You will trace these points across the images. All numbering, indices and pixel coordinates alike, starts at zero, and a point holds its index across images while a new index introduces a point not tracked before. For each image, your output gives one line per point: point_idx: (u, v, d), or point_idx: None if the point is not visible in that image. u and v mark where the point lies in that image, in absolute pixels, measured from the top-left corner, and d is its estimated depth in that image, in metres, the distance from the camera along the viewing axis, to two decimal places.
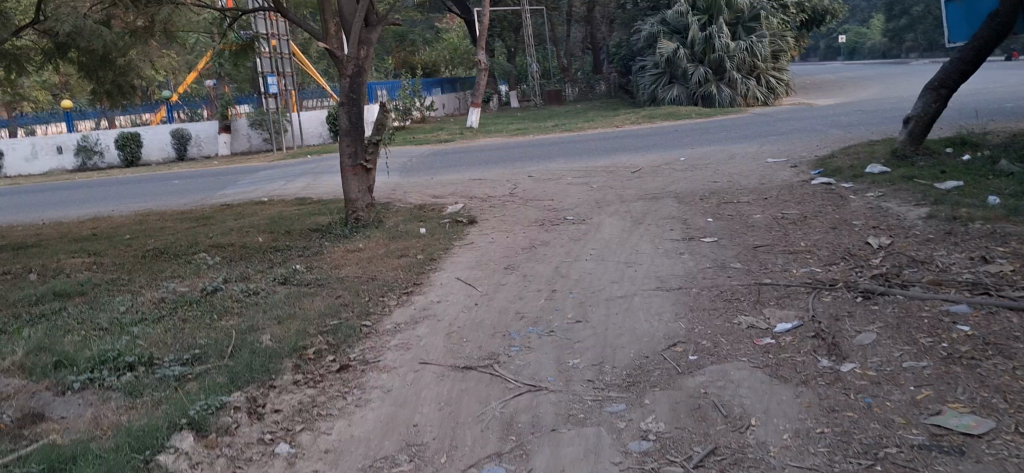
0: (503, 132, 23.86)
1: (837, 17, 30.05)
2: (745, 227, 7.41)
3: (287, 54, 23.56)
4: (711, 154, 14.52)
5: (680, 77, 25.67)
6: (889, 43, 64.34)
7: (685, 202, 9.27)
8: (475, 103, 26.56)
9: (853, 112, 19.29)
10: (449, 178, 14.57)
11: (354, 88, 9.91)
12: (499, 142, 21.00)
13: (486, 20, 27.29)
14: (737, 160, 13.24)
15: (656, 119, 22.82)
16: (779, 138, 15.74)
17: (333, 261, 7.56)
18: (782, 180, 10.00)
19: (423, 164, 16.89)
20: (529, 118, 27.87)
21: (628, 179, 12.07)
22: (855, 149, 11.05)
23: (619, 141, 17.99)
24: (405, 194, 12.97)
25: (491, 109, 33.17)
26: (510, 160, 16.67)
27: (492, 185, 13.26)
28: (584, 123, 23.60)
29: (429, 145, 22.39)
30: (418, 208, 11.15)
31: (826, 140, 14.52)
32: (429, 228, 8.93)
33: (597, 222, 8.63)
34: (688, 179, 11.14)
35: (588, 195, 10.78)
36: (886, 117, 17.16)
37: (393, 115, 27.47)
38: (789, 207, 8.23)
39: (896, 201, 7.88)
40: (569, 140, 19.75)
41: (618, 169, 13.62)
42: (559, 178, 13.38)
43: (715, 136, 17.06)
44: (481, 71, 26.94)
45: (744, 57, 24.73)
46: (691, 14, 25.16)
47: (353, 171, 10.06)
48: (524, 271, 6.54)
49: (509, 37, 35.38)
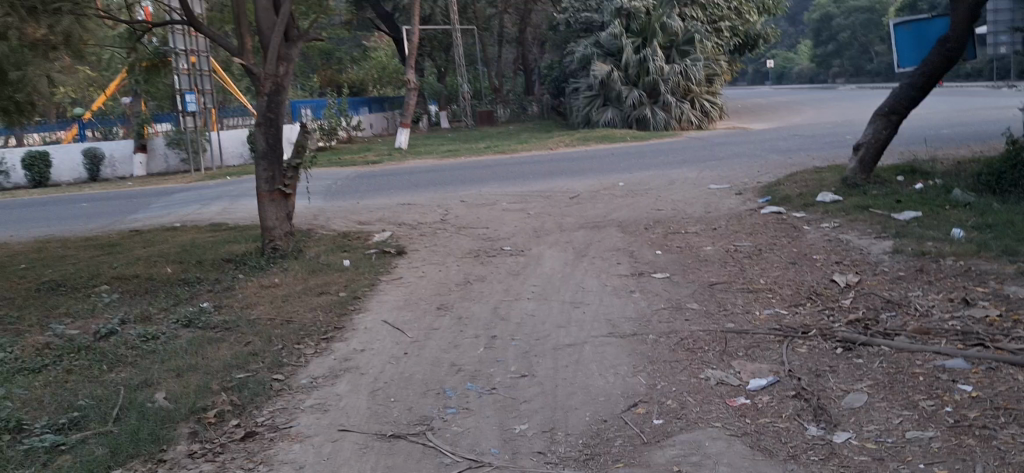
0: (435, 154, 23.20)
1: (768, 41, 30.12)
2: (697, 261, 6.86)
3: (206, 71, 22.77)
4: (649, 179, 14.09)
5: (614, 99, 25.38)
6: (816, 68, 65.47)
7: (629, 233, 8.70)
8: (405, 124, 25.85)
9: (789, 138, 19.06)
10: (376, 203, 13.85)
11: (272, 107, 9.24)
12: (430, 164, 20.33)
13: (416, 38, 26.64)
14: (676, 186, 12.84)
15: (590, 141, 22.40)
16: (718, 163, 15.37)
17: (244, 299, 6.78)
18: (728, 208, 9.52)
19: (349, 188, 16.11)
20: (460, 139, 27.27)
21: (565, 205, 11.50)
22: (800, 177, 10.65)
23: (555, 165, 17.45)
24: (329, 221, 12.20)
25: (421, 129, 32.56)
26: (441, 183, 16.02)
27: (421, 211, 12.57)
28: (517, 146, 23.07)
29: (356, 167, 21.61)
30: (342, 237, 10.41)
31: (766, 166, 14.20)
32: (354, 260, 8.23)
33: (536, 254, 8.01)
34: (629, 206, 10.59)
35: (525, 223, 10.19)
36: (824, 143, 16.93)
37: (319, 135, 26.62)
38: (740, 239, 7.73)
39: (853, 233, 7.44)
40: (502, 163, 19.13)
41: (554, 195, 13.06)
42: (493, 203, 12.81)
43: (652, 161, 16.62)
44: (411, 91, 26.25)
45: (678, 81, 24.51)
46: (624, 36, 24.93)
47: (268, 196, 9.35)
48: (457, 312, 5.87)
49: (441, 57, 34.79)
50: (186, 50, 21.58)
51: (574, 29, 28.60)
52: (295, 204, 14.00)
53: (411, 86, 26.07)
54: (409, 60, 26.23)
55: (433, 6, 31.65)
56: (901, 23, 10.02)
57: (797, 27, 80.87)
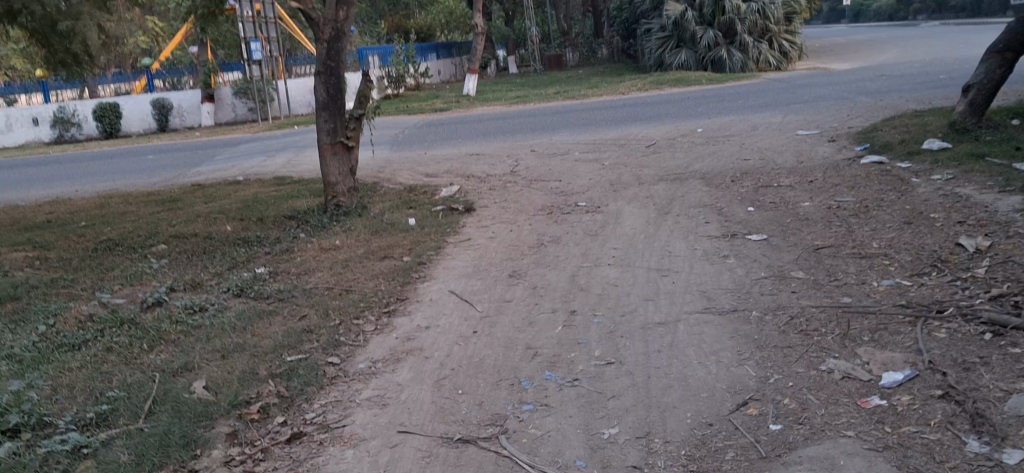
0: (503, 100, 22.53)
1: None
2: (797, 220, 6.15)
3: (271, 18, 22.26)
4: (731, 124, 13.25)
5: (688, 40, 24.14)
6: (896, 5, 62.91)
7: (716, 186, 8.00)
8: (471, 70, 25.15)
9: (878, 78, 17.92)
10: (443, 153, 13.32)
11: (332, 54, 8.65)
12: (498, 111, 19.70)
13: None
14: (761, 132, 12.01)
15: (664, 85, 21.45)
16: (803, 106, 14.44)
17: (302, 264, 6.30)
18: (825, 157, 8.72)
19: (415, 137, 15.60)
20: (528, 84, 26.49)
21: (644, 155, 10.79)
22: (902, 122, 9.77)
23: (628, 111, 16.66)
24: (395, 174, 11.67)
25: (488, 75, 31.89)
26: (510, 131, 15.38)
27: (489, 162, 11.98)
28: (587, 91, 22.27)
29: (423, 114, 21.09)
30: (406, 191, 9.88)
31: (858, 110, 13.24)
32: (419, 218, 7.69)
33: (615, 211, 7.37)
34: (713, 155, 9.85)
35: (600, 175, 9.53)
36: (919, 83, 15.82)
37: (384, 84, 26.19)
38: (843, 193, 6.98)
39: (973, 186, 6.64)
40: (573, 109, 18.39)
41: (630, 144, 12.34)
42: (565, 152, 12.15)
43: (731, 105, 15.72)
44: (478, 36, 25.50)
45: (756, 20, 23.35)
46: None
47: (331, 149, 8.79)
48: (532, 282, 5.29)
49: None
50: None
51: None
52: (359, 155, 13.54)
53: (478, 30, 25.31)
54: (475, 4, 25.46)
55: None
56: None
57: None
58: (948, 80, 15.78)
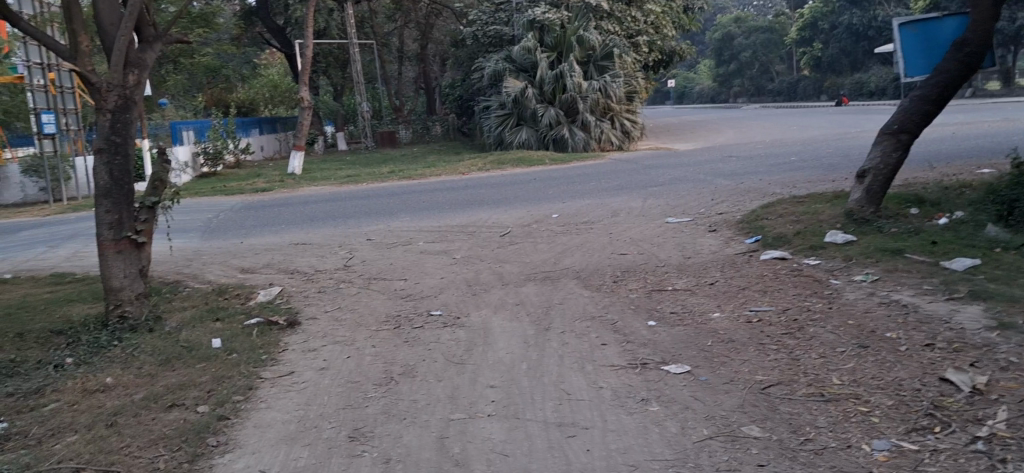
0: (332, 179, 20.84)
1: (683, 58, 29.15)
2: (720, 342, 4.82)
3: (67, 88, 19.91)
4: (589, 210, 12.15)
5: (528, 118, 23.27)
6: (716, 87, 65.83)
7: (596, 289, 6.64)
8: (298, 146, 23.33)
9: (728, 159, 17.42)
10: (265, 242, 11.58)
11: (117, 128, 6.91)
12: (328, 192, 18.02)
13: (310, 53, 24.10)
14: (624, 219, 10.92)
15: (505, 165, 20.37)
16: (660, 189, 13.49)
17: (48, 417, 4.42)
18: (714, 252, 7.55)
19: (232, 223, 13.73)
20: (360, 163, 24.92)
21: (499, 246, 9.39)
22: (786, 210, 8.79)
23: (473, 193, 15.34)
24: (204, 270, 9.79)
25: (316, 151, 30.28)
26: (342, 216, 13.70)
27: (318, 254, 10.32)
28: (424, 170, 20.89)
29: (243, 195, 19.13)
30: (214, 294, 8.05)
31: (720, 195, 12.44)
32: (227, 337, 5.95)
33: (481, 326, 5.89)
34: (583, 247, 8.54)
35: (452, 271, 8.07)
36: (772, 165, 15.32)
37: (201, 159, 24.33)
38: (757, 302, 5.73)
39: (909, 293, 5.56)
40: (413, 190, 16.92)
41: (480, 232, 10.97)
42: (407, 241, 10.67)
43: (584, 187, 14.67)
44: (305, 110, 23.75)
45: (597, 98, 22.76)
46: (539, 51, 23.15)
47: (113, 246, 6.91)
48: (386, 449, 3.71)
49: (337, 74, 32.43)
50: (41, 63, 18.89)
51: (482, 45, 26.69)
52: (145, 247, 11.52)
53: (305, 104, 23.57)
54: (302, 76, 23.74)
55: (329, 19, 29.25)
56: (906, 23, 8.28)
57: (699, 48, 81.74)
58: (800, 162, 15.37)
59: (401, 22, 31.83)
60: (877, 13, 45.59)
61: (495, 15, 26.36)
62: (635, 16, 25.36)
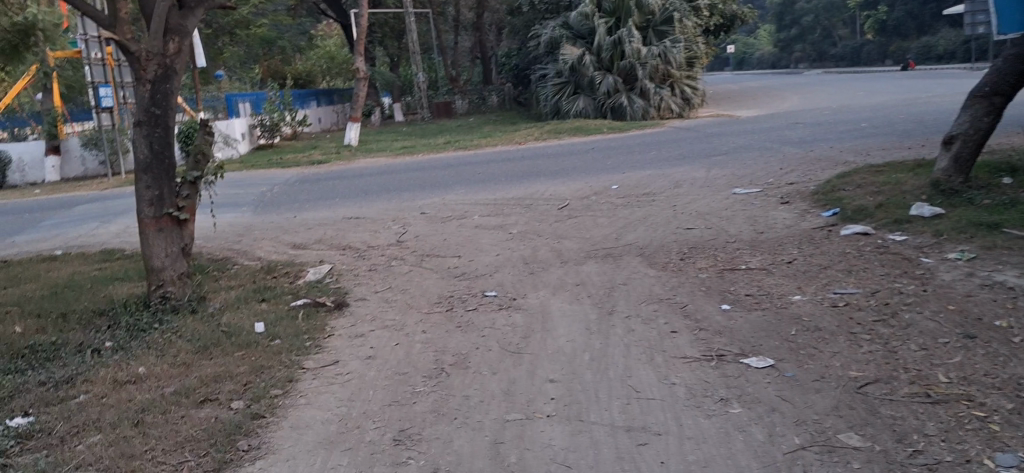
0: (387, 151, 20.55)
1: (745, 23, 28.28)
2: (804, 331, 4.34)
3: None
4: (651, 180, 11.64)
5: (586, 86, 22.66)
6: (778, 53, 64.36)
7: (662, 268, 6.18)
8: (354, 117, 23.07)
9: (795, 126, 16.72)
10: (316, 217, 11.30)
11: (156, 99, 6.54)
12: (382, 164, 17.74)
13: (365, 23, 23.74)
14: (689, 191, 10.39)
15: (563, 134, 19.88)
16: (725, 158, 12.90)
17: (76, 411, 4.13)
18: (789, 226, 7.02)
19: (285, 197, 13.48)
20: (416, 134, 24.64)
21: (557, 220, 8.95)
22: (865, 180, 8.20)
23: (530, 164, 14.90)
24: (254, 246, 9.52)
25: (372, 123, 30.07)
26: (395, 188, 13.36)
27: (369, 229, 10.00)
28: (480, 140, 20.48)
29: (298, 168, 18.95)
30: (261, 272, 7.75)
31: (789, 164, 11.83)
32: (270, 321, 5.62)
33: (540, 309, 5.48)
34: (646, 221, 8.06)
35: (509, 248, 7.67)
36: (843, 131, 14.63)
37: (257, 132, 24.23)
38: (841, 283, 5.23)
39: (1013, 273, 5.01)
40: (468, 161, 16.53)
41: (537, 205, 10.55)
42: (462, 215, 10.30)
43: (645, 156, 14.14)
44: (359, 81, 23.45)
45: (656, 65, 22.09)
46: (597, 16, 22.53)
47: (154, 224, 6.62)
48: (435, 456, 3.34)
49: (392, 45, 32.10)
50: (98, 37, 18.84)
51: (538, 11, 26.18)
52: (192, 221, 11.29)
53: (359, 74, 23.25)
54: (356, 46, 23.41)
55: None
56: None
57: (761, 15, 80.08)
58: (873, 128, 14.65)
59: None
60: None
61: None
62: None
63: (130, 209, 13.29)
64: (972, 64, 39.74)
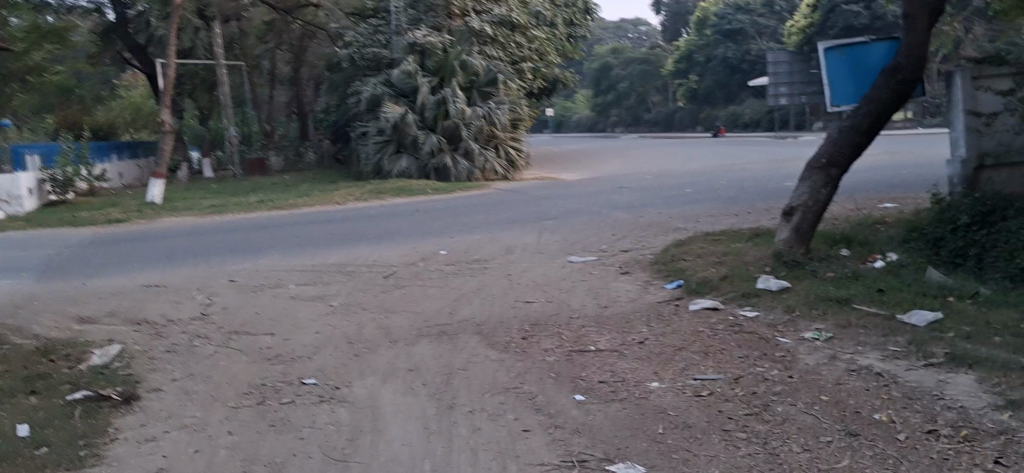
0: (196, 210, 19.22)
1: (566, 86, 28.83)
2: (674, 430, 3.93)
3: None
4: (480, 246, 11.16)
5: (409, 146, 22.11)
6: (593, 117, 66.45)
7: (504, 349, 5.62)
8: (158, 173, 21.55)
9: (620, 190, 16.78)
10: (111, 284, 10.15)
11: None
12: (188, 224, 16.46)
13: (172, 73, 22.36)
14: (522, 258, 9.97)
15: (386, 194, 19.22)
16: (554, 223, 12.62)
17: None
18: (633, 300, 6.63)
19: (75, 261, 12.14)
20: (228, 191, 23.34)
21: (383, 291, 8.27)
22: (703, 249, 8.00)
23: (351, 226, 14.15)
24: (32, 321, 8.31)
25: (180, 178, 28.42)
26: (201, 252, 12.25)
27: (172, 300, 8.98)
28: (297, 200, 19.51)
29: (92, 227, 17.36)
30: (37, 355, 6.65)
31: (620, 230, 11.65)
32: (39, 422, 4.66)
33: (369, 402, 4.79)
34: (481, 293, 7.50)
35: (331, 322, 6.93)
36: (668, 197, 14.74)
37: (49, 187, 22.23)
38: (700, 367, 4.82)
39: (875, 355, 4.76)
40: (284, 222, 15.58)
41: (360, 272, 9.83)
42: (278, 283, 9.44)
43: (472, 219, 13.68)
44: (166, 134, 21.98)
45: (481, 125, 21.85)
46: (419, 75, 22.06)
47: None
48: None
49: (203, 97, 30.59)
50: None
51: (359, 68, 25.59)
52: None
53: (166, 128, 21.80)
54: (163, 97, 21.99)
55: (194, 38, 27.57)
56: (834, 47, 8.00)
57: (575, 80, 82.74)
58: (695, 194, 14.83)
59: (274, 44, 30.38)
60: (751, 47, 47.41)
61: (373, 37, 25.25)
62: (519, 42, 24.70)
63: None
64: (773, 133, 42.11)
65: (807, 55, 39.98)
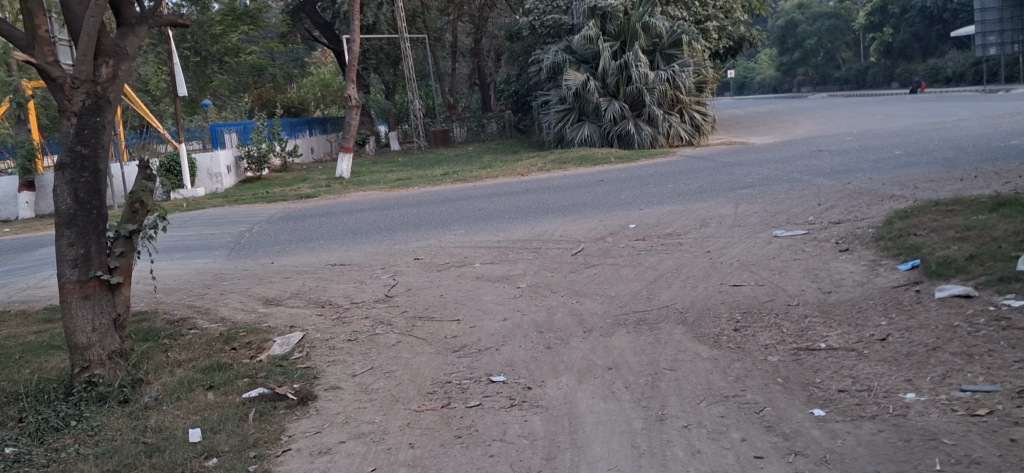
0: (381, 184, 19.27)
1: (753, 44, 27.39)
2: (956, 468, 3.16)
3: None
4: (673, 218, 10.41)
5: (590, 113, 21.42)
6: (779, 77, 63.78)
7: (715, 345, 4.90)
8: (346, 147, 21.79)
9: (820, 154, 15.52)
10: (297, 262, 10.07)
11: (84, 136, 5.31)
12: (372, 199, 16.48)
13: (356, 48, 22.47)
14: (722, 232, 9.15)
15: (568, 164, 18.64)
16: (751, 191, 11.66)
17: None
18: (862, 285, 5.74)
19: (264, 238, 12.22)
20: (412, 164, 23.43)
21: (571, 271, 7.67)
22: (939, 221, 6.94)
23: (534, 198, 13.67)
24: (219, 302, 8.24)
25: (367, 152, 28.89)
26: (385, 228, 12.04)
27: (355, 280, 8.73)
28: (479, 171, 19.24)
29: (281, 203, 17.69)
30: (220, 342, 6.48)
31: (828, 199, 10.59)
32: (213, 427, 4.36)
33: (566, 408, 4.20)
34: (681, 274, 6.77)
35: (521, 308, 6.40)
36: (877, 160, 13.47)
37: (245, 164, 22.98)
38: (966, 374, 3.97)
39: None
40: (467, 195, 15.28)
41: (546, 248, 9.29)
42: (462, 263, 9.02)
43: (661, 189, 12.88)
44: (352, 110, 22.13)
45: (665, 90, 20.90)
46: (601, 40, 21.41)
47: (78, 290, 5.33)
48: None
49: (387, 71, 30.94)
50: None
51: (539, 35, 25.13)
52: (145, 270, 9.99)
53: (351, 102, 21.99)
54: (347, 72, 22.18)
55: (377, 14, 27.73)
56: None
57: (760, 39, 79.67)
58: (909, 157, 13.46)
59: (453, 15, 30.34)
60: None
61: (553, 3, 24.71)
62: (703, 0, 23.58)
63: (54, 260, 11.75)
64: (982, 87, 38.79)
65: None
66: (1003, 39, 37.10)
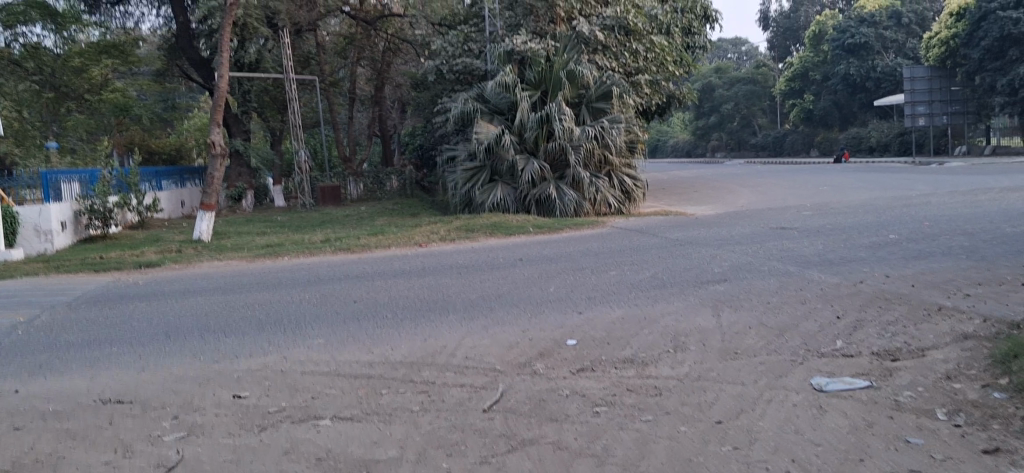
0: (247, 249, 15.70)
1: (684, 103, 24.94)
2: None
3: None
4: (630, 330, 7.19)
5: (504, 173, 18.19)
6: (694, 139, 62.73)
7: None
8: (208, 205, 18.05)
9: (787, 233, 12.63)
10: (54, 394, 6.43)
11: None
12: (226, 273, 12.93)
13: (225, 86, 18.85)
14: (718, 366, 5.93)
15: (475, 232, 15.40)
16: (727, 288, 8.55)
17: None
18: None
19: (41, 338, 8.48)
20: (292, 224, 19.84)
21: (485, 459, 4.31)
22: None
23: (430, 283, 10.29)
24: None
25: (245, 209, 25.16)
26: (216, 328, 8.44)
27: (117, 446, 5.18)
28: (366, 237, 15.83)
29: (112, 273, 13.98)
30: None
31: (845, 305, 7.52)
32: None
33: None
34: None
35: None
36: (868, 246, 10.61)
37: (91, 219, 19.10)
38: None
39: None
40: (349, 273, 11.85)
41: (445, 386, 5.93)
42: (309, 410, 5.57)
43: (602, 278, 9.71)
44: (216, 159, 18.40)
45: (592, 148, 17.80)
46: (519, 87, 18.32)
47: None
48: None
49: (274, 118, 27.48)
50: None
51: (447, 82, 21.99)
52: None
53: (217, 150, 18.30)
54: (213, 114, 18.42)
55: (262, 50, 24.09)
56: None
57: None
58: (908, 242, 10.62)
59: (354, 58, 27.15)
60: (877, 62, 42.75)
61: (464, 47, 21.69)
62: (634, 50, 20.86)
63: None
64: (910, 158, 37.07)
65: (952, 70, 35.66)
66: (932, 109, 35.34)
